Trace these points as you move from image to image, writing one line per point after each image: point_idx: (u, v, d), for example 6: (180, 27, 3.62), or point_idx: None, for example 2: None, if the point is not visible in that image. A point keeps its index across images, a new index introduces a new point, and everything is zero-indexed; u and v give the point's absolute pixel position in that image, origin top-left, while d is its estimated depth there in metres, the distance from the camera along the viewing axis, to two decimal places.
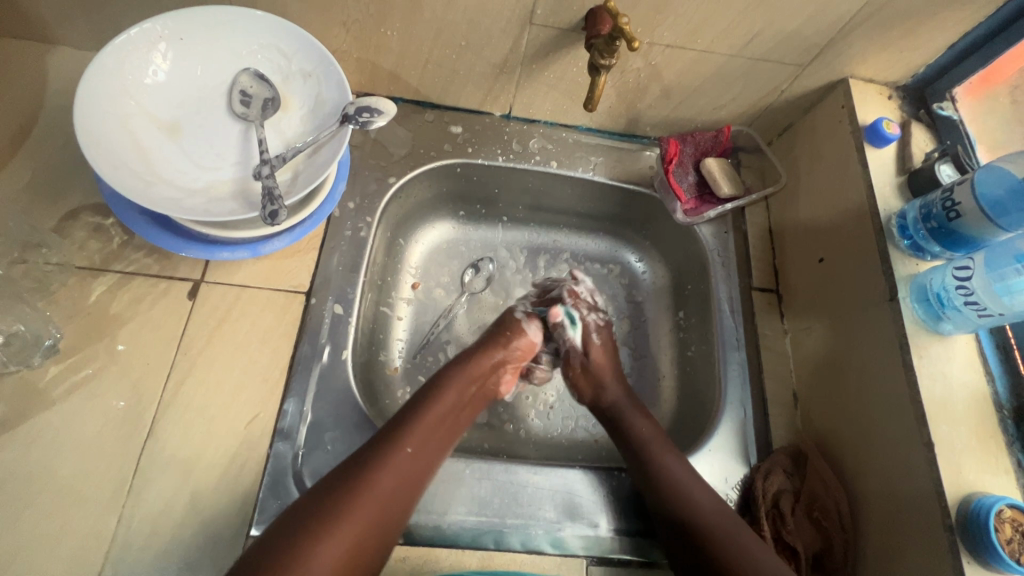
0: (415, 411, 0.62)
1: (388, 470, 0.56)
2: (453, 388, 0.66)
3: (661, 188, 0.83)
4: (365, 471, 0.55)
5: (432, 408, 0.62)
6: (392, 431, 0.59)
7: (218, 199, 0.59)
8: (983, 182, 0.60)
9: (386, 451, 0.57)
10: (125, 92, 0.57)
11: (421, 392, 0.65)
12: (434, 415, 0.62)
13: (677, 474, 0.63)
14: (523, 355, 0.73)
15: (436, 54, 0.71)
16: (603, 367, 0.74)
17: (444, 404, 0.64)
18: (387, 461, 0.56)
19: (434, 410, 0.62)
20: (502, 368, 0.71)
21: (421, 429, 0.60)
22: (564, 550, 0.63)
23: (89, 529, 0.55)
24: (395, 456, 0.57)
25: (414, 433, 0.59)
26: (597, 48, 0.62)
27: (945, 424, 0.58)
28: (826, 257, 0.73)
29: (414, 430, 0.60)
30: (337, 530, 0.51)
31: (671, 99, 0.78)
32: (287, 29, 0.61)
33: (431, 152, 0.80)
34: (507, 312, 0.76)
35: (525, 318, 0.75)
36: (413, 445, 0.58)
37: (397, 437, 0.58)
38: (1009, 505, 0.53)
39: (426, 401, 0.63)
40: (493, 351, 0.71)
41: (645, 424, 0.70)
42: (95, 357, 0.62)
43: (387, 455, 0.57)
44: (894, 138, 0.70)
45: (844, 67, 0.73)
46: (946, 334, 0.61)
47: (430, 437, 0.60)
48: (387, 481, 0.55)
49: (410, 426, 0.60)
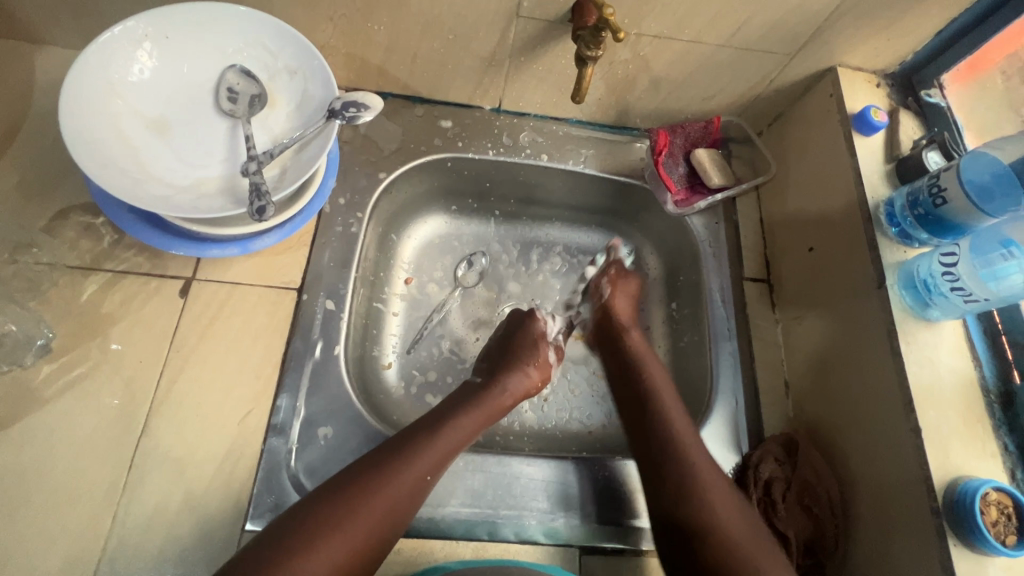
0: (437, 431, 0.61)
1: (395, 489, 0.55)
2: (479, 412, 0.65)
3: (652, 180, 0.83)
4: (370, 486, 0.54)
5: (455, 430, 0.62)
6: (409, 449, 0.58)
7: (205, 196, 0.59)
8: (969, 168, 0.60)
9: (396, 471, 0.56)
10: (112, 91, 0.57)
11: (446, 411, 0.64)
12: (456, 439, 0.61)
13: (694, 461, 0.61)
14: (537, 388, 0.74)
15: (424, 48, 0.71)
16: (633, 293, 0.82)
17: (465, 428, 0.63)
18: (392, 483, 0.55)
19: (455, 436, 0.61)
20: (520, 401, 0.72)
21: (436, 452, 0.59)
22: (556, 539, 0.64)
23: (85, 525, 0.56)
24: (405, 476, 0.56)
25: (432, 457, 0.59)
26: (583, 39, 0.62)
27: (932, 410, 0.58)
28: (816, 246, 0.73)
29: (430, 451, 0.59)
30: (332, 541, 0.50)
31: (661, 90, 0.78)
32: (272, 26, 0.61)
33: (421, 147, 0.80)
34: (545, 345, 0.76)
35: (553, 352, 0.78)
36: (430, 471, 0.58)
37: (411, 457, 0.57)
38: (996, 488, 0.54)
39: (450, 421, 0.63)
40: (518, 376, 0.71)
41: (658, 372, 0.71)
42: (87, 356, 0.62)
43: (394, 474, 0.56)
44: (881, 126, 0.70)
45: (832, 55, 0.73)
46: (933, 320, 0.62)
47: (444, 461, 0.60)
48: (391, 501, 0.54)
49: (427, 447, 0.59)
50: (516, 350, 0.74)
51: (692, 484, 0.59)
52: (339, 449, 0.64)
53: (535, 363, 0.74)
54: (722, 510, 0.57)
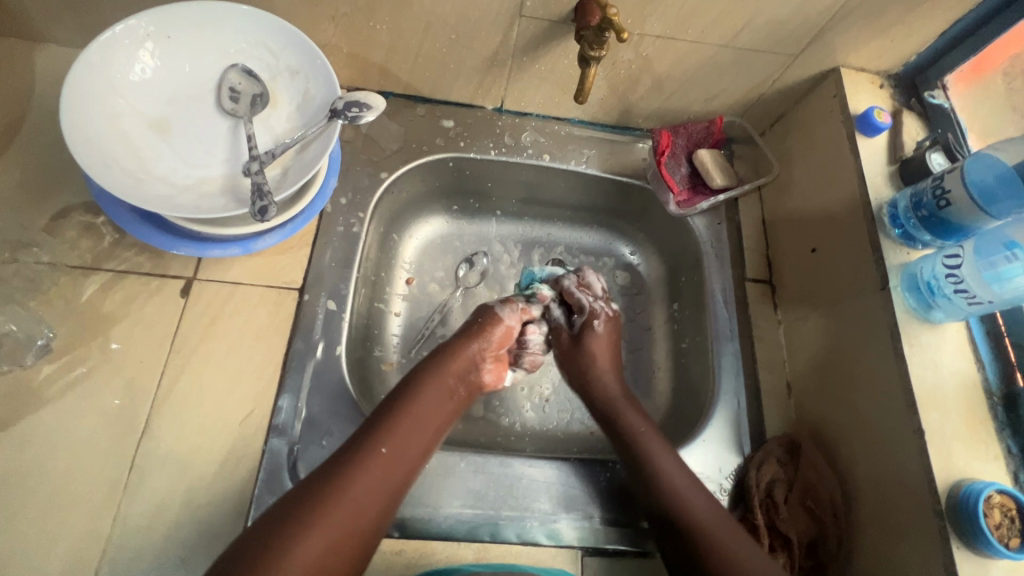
0: (393, 411, 0.61)
1: (363, 473, 0.55)
2: (432, 383, 0.65)
3: (654, 180, 0.83)
4: (339, 475, 0.54)
5: (412, 406, 0.62)
6: (365, 433, 0.58)
7: (207, 195, 0.59)
8: (973, 170, 0.60)
9: (358, 457, 0.56)
10: (113, 91, 0.56)
11: (398, 390, 0.64)
12: (409, 413, 0.61)
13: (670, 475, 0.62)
14: (506, 340, 0.72)
15: (426, 48, 0.71)
16: (597, 357, 0.74)
17: (423, 400, 0.63)
18: (358, 467, 0.55)
19: (412, 409, 0.61)
20: (491, 357, 0.71)
21: (393, 428, 0.59)
22: (558, 541, 0.63)
23: (86, 526, 0.55)
24: (369, 459, 0.56)
25: (393, 433, 0.59)
26: (586, 40, 0.62)
27: (935, 413, 0.58)
28: (818, 247, 0.73)
29: (388, 430, 0.59)
30: (311, 532, 0.50)
31: (663, 90, 0.77)
32: (274, 26, 0.60)
33: (423, 147, 0.80)
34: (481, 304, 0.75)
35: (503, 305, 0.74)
36: (387, 444, 0.58)
37: (370, 439, 0.58)
38: (999, 491, 0.54)
39: (403, 396, 0.62)
40: (471, 340, 0.70)
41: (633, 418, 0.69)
42: (88, 356, 0.62)
43: (358, 459, 0.56)
44: (885, 126, 0.70)
45: (836, 55, 0.73)
46: (937, 323, 0.62)
47: (409, 435, 0.59)
48: (362, 484, 0.54)
49: (382, 426, 0.59)
50: (470, 320, 0.72)
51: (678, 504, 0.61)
52: None
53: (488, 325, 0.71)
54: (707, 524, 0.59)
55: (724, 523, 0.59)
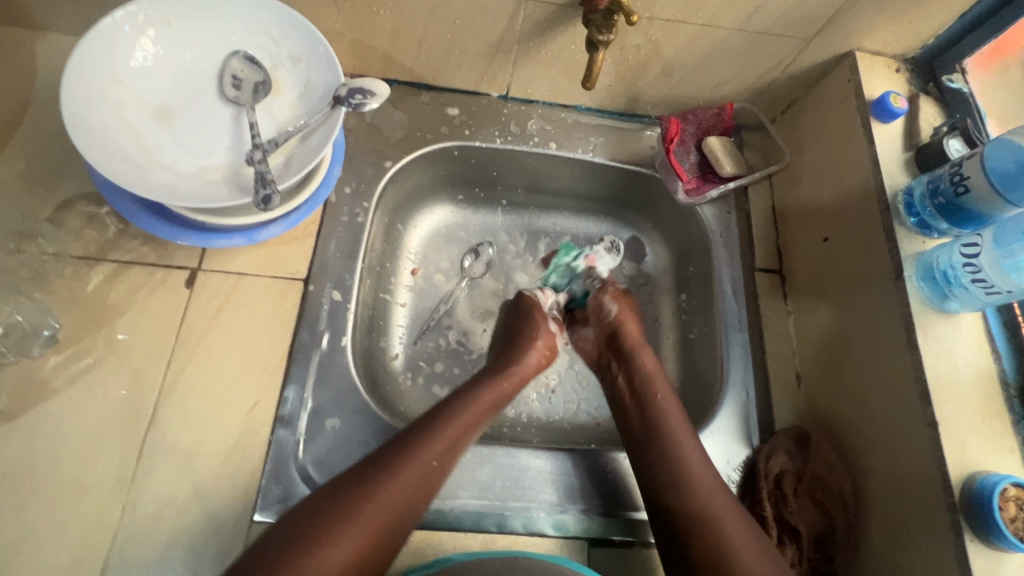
0: (446, 419, 0.60)
1: (403, 481, 0.54)
2: (487, 396, 0.64)
3: (663, 168, 0.82)
4: (380, 479, 0.54)
5: (461, 415, 0.61)
6: (415, 438, 0.57)
7: (211, 185, 0.59)
8: (994, 155, 0.58)
9: (405, 463, 0.55)
10: (115, 80, 0.56)
11: (450, 397, 0.63)
12: (461, 424, 0.60)
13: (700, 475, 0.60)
14: (544, 361, 0.73)
15: (430, 34, 0.69)
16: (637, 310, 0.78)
17: (474, 411, 0.62)
18: (403, 473, 0.55)
19: (461, 421, 0.61)
20: (532, 375, 0.71)
21: (443, 440, 0.58)
22: (565, 532, 0.63)
23: (94, 516, 0.56)
24: (416, 466, 0.55)
25: (440, 445, 0.58)
26: (594, 23, 0.60)
27: (950, 404, 0.57)
28: (830, 236, 0.72)
29: (436, 441, 0.58)
30: (342, 534, 0.50)
31: (672, 76, 0.76)
32: (276, 12, 0.59)
33: (427, 135, 0.79)
34: (541, 317, 0.74)
35: (553, 322, 0.76)
36: (437, 458, 0.57)
37: (420, 447, 0.57)
38: (1014, 483, 0.53)
39: (457, 404, 0.62)
40: (526, 354, 0.71)
41: (650, 360, 0.71)
42: (93, 347, 0.61)
43: (403, 466, 0.55)
44: (901, 112, 0.69)
45: (850, 39, 0.71)
46: (953, 313, 0.60)
47: (453, 446, 0.59)
48: (399, 492, 0.54)
49: (433, 435, 0.58)
50: (514, 330, 0.73)
51: (706, 501, 0.58)
52: (348, 440, 0.63)
53: (534, 338, 0.72)
54: (721, 522, 0.57)
55: (738, 526, 0.57)
